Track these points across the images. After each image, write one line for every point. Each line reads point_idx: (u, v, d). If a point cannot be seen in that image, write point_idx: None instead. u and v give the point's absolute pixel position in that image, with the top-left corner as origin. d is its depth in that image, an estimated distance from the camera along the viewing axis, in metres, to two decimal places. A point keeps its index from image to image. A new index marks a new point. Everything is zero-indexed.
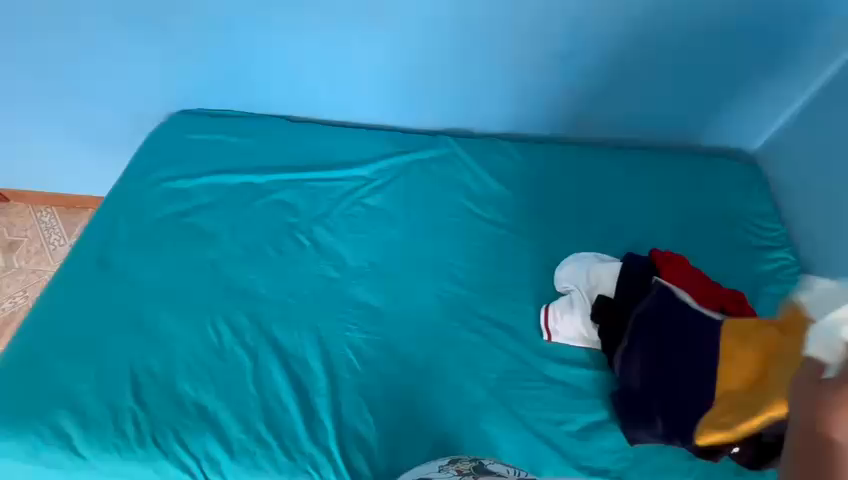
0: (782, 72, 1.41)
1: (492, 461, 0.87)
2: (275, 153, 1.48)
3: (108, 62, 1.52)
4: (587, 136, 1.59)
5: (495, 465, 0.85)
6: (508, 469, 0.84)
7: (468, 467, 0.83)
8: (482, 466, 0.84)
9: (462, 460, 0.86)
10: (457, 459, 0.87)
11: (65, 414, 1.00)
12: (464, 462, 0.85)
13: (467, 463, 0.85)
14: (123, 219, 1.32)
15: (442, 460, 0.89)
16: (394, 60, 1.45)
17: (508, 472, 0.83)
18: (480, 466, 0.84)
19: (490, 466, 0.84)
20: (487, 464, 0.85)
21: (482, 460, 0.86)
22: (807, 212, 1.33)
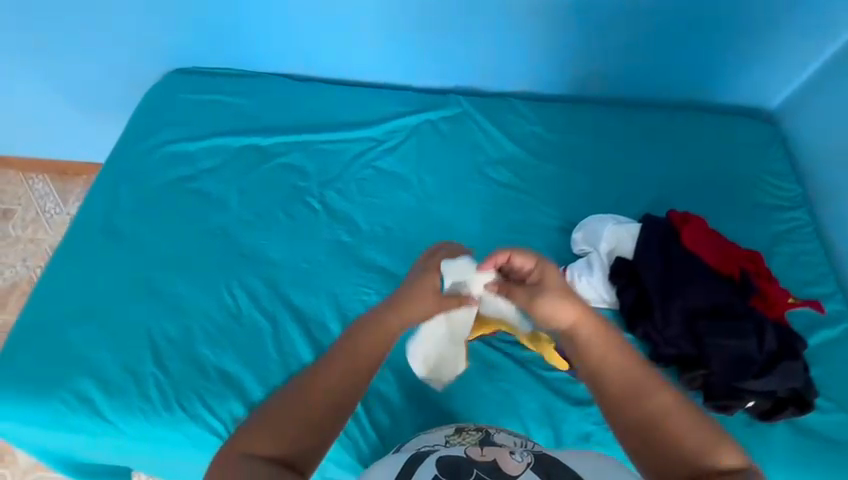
0: (811, 23, 1.33)
1: (500, 432, 0.85)
2: (279, 115, 1.42)
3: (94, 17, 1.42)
4: (602, 94, 1.52)
5: (502, 438, 0.82)
6: (515, 442, 0.81)
7: (474, 439, 0.81)
8: (488, 437, 0.82)
9: (468, 431, 0.86)
10: (463, 429, 0.87)
11: (88, 380, 1.01)
12: (470, 434, 0.84)
13: (473, 434, 0.84)
14: (126, 184, 1.27)
15: (447, 428, 0.89)
16: (402, 13, 1.36)
17: (515, 443, 0.81)
18: (486, 438, 0.82)
19: (496, 438, 0.82)
20: (493, 437, 0.82)
21: (489, 431, 0.85)
22: (824, 172, 1.31)
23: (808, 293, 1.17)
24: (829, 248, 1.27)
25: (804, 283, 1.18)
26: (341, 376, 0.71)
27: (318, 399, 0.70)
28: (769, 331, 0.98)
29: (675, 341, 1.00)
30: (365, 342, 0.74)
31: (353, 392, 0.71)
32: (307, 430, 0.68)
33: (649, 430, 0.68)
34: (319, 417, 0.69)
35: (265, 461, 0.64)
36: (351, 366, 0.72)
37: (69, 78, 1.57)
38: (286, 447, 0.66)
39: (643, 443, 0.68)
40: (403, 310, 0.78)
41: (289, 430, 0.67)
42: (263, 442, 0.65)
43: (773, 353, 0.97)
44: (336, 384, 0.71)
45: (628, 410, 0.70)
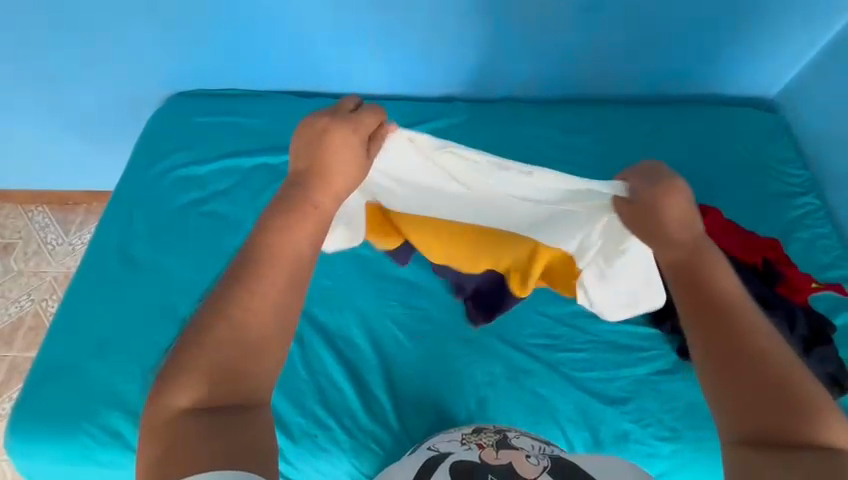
0: (811, 13, 1.34)
1: (519, 434, 0.81)
2: (287, 132, 1.41)
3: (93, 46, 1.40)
4: (606, 93, 1.53)
5: (521, 440, 0.78)
6: (534, 445, 0.77)
7: (491, 441, 0.78)
8: (506, 440, 0.78)
9: (486, 432, 0.82)
10: (482, 430, 0.84)
11: (116, 413, 0.99)
12: (488, 435, 0.81)
13: (490, 436, 0.80)
14: (138, 211, 1.26)
15: (466, 429, 0.87)
16: (404, 24, 1.36)
17: (534, 447, 0.77)
18: (503, 440, 0.78)
19: (515, 441, 0.78)
20: (511, 439, 0.78)
21: (508, 433, 0.81)
22: (832, 156, 1.34)
23: (828, 276, 1.18)
24: (843, 231, 1.29)
25: (823, 267, 1.20)
26: (272, 289, 0.52)
27: (244, 325, 0.50)
28: (799, 318, 0.99)
29: None
30: (290, 232, 0.54)
31: (286, 299, 0.52)
32: (239, 368, 0.49)
33: (741, 369, 0.51)
34: (252, 348, 0.50)
35: (204, 414, 0.48)
36: (282, 268, 0.53)
37: (67, 107, 1.55)
38: (222, 394, 0.49)
39: (724, 387, 0.51)
40: (327, 187, 0.57)
41: (221, 374, 0.49)
42: (188, 392, 0.49)
43: (805, 339, 0.98)
44: (268, 287, 0.51)
45: (720, 344, 0.52)
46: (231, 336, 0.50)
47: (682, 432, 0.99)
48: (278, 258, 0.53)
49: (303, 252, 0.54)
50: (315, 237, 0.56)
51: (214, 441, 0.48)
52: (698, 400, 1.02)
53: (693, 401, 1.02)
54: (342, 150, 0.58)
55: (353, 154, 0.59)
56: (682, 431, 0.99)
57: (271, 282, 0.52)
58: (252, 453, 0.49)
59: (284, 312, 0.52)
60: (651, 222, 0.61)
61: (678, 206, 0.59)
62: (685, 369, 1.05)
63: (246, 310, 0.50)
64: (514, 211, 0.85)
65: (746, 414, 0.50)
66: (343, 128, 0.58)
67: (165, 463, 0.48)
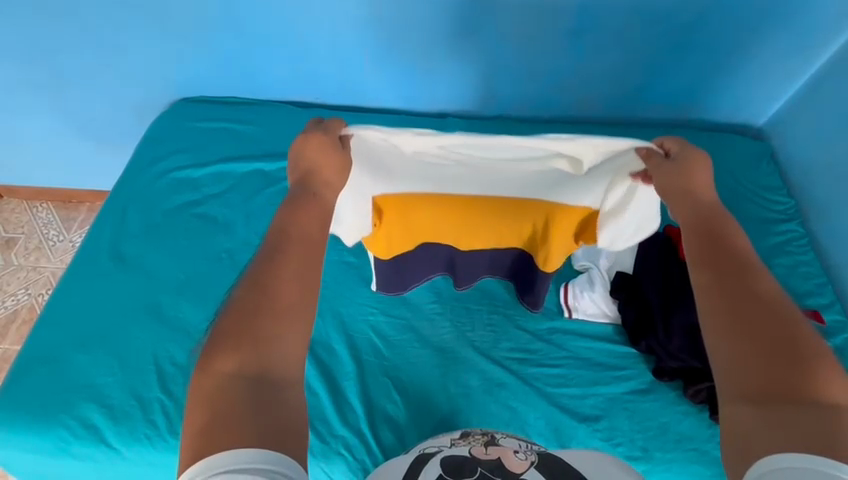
0: (796, 45, 1.37)
1: (504, 435, 0.85)
2: (282, 140, 1.46)
3: (101, 52, 1.46)
4: (596, 115, 1.57)
5: (507, 440, 0.82)
6: (520, 444, 0.81)
7: (480, 442, 0.81)
8: (494, 440, 0.82)
9: (473, 434, 0.85)
10: (470, 433, 0.86)
11: (93, 407, 1.00)
12: (476, 437, 0.84)
13: (478, 438, 0.83)
14: (133, 210, 1.29)
15: (452, 433, 0.88)
16: (399, 42, 1.40)
17: (521, 446, 0.80)
18: (491, 441, 0.82)
19: (502, 440, 0.81)
20: (498, 440, 0.82)
21: (494, 435, 0.84)
22: (816, 185, 1.35)
23: (808, 304, 1.19)
24: (826, 258, 1.30)
25: (802, 294, 1.21)
26: (295, 262, 0.54)
27: (276, 295, 0.51)
28: None
29: (679, 355, 1.03)
30: (300, 219, 0.59)
31: (309, 274, 0.54)
32: (268, 334, 0.49)
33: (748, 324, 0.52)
34: (287, 318, 0.51)
35: (246, 383, 0.47)
36: (295, 240, 0.56)
37: (74, 109, 1.61)
38: (262, 361, 0.48)
39: (732, 338, 0.52)
40: (330, 181, 0.68)
41: (260, 340, 0.49)
42: (231, 357, 0.47)
43: None
44: (291, 256, 0.54)
45: (730, 289, 0.55)
46: (269, 303, 0.50)
47: (652, 453, 0.98)
48: (295, 237, 0.56)
49: (315, 229, 0.59)
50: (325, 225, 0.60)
51: (256, 413, 0.45)
52: (671, 422, 1.02)
53: (666, 423, 1.01)
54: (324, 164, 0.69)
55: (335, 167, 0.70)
56: (652, 452, 0.98)
57: (297, 251, 0.55)
58: (289, 428, 0.46)
59: (310, 285, 0.54)
60: (679, 191, 0.69)
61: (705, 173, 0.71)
62: (659, 390, 1.05)
63: (277, 281, 0.52)
64: (504, 174, 0.94)
65: (752, 367, 0.50)
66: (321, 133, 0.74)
67: (204, 442, 0.44)
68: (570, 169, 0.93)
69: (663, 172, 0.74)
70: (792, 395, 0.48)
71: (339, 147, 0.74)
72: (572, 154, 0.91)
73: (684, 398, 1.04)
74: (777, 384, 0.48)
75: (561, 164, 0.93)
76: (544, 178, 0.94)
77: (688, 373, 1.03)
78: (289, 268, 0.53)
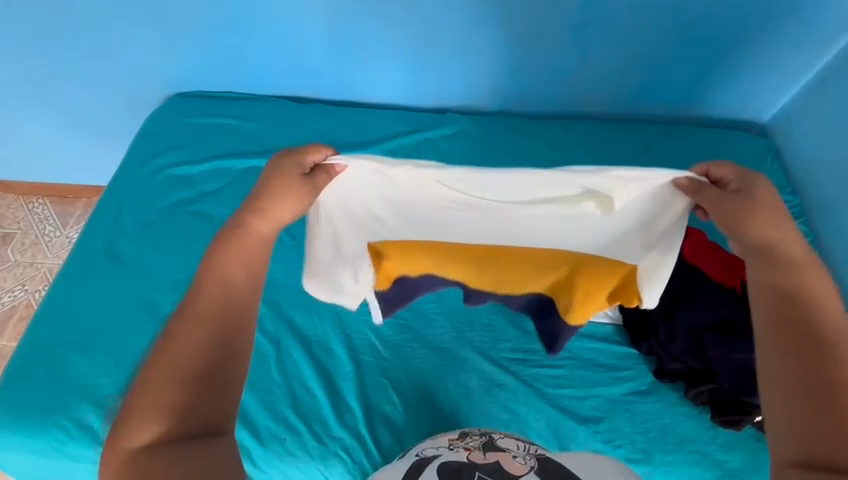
0: (803, 39, 1.34)
1: (503, 435, 0.84)
2: (279, 136, 1.43)
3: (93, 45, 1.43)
4: (598, 110, 1.54)
5: (505, 441, 0.81)
6: (518, 446, 0.79)
7: (478, 444, 0.80)
8: (492, 442, 0.80)
9: (471, 435, 0.84)
10: (468, 434, 0.84)
11: (89, 408, 0.99)
12: (474, 438, 0.82)
13: (476, 439, 0.82)
14: (128, 208, 1.28)
15: (450, 433, 0.87)
16: (398, 36, 1.37)
17: (519, 447, 0.79)
18: (489, 442, 0.80)
19: (500, 442, 0.80)
20: (496, 441, 0.81)
21: (492, 435, 0.83)
22: (821, 183, 1.33)
23: None
24: (830, 258, 1.29)
25: None
26: (201, 314, 0.57)
27: (182, 353, 0.55)
28: None
29: (680, 357, 1.02)
30: (216, 266, 0.60)
31: (214, 324, 0.57)
32: (199, 387, 0.53)
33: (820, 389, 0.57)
34: (204, 371, 0.54)
35: (168, 442, 0.51)
36: (211, 290, 0.59)
37: (68, 104, 1.58)
38: (179, 419, 0.52)
39: (800, 403, 0.57)
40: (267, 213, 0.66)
41: (180, 399, 0.52)
42: (147, 427, 0.51)
43: None
44: (203, 307, 0.58)
45: (791, 357, 0.59)
46: (177, 361, 0.54)
47: (653, 455, 0.98)
48: (211, 287, 0.59)
49: (234, 279, 0.61)
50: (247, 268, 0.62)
51: (177, 466, 0.50)
52: (672, 423, 1.01)
53: (667, 424, 1.01)
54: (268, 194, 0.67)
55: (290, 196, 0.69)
56: (653, 454, 0.98)
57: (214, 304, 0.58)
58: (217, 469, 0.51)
59: (221, 336, 0.57)
60: (754, 234, 0.67)
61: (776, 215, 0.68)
62: (660, 391, 1.04)
63: (177, 342, 0.55)
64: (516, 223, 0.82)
65: (803, 428, 0.56)
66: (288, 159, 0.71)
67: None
68: (598, 208, 0.78)
69: (717, 199, 0.71)
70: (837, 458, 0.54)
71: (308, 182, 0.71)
72: (600, 190, 0.76)
73: (686, 399, 1.03)
74: (827, 447, 0.55)
75: (588, 208, 0.78)
76: (572, 218, 0.80)
77: (689, 375, 1.02)
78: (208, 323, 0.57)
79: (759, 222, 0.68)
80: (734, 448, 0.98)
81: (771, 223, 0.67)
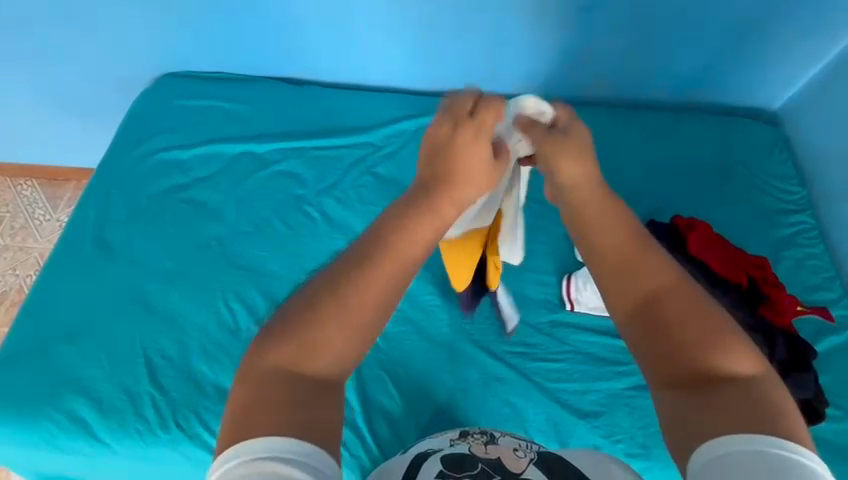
0: (819, 25, 1.30)
1: (504, 434, 0.82)
2: (274, 120, 1.38)
3: (78, 20, 1.36)
4: (605, 97, 1.49)
5: (507, 439, 0.79)
6: (520, 444, 0.78)
7: (480, 442, 0.78)
8: (494, 440, 0.79)
9: (472, 434, 0.82)
10: (468, 433, 0.83)
11: (81, 400, 0.97)
12: (476, 437, 0.81)
13: (478, 437, 0.80)
14: (118, 194, 1.23)
15: (450, 432, 0.86)
16: (398, 16, 1.31)
17: (522, 445, 0.77)
18: (491, 441, 0.79)
19: (502, 440, 0.78)
20: (498, 439, 0.79)
21: (494, 434, 0.82)
22: (831, 174, 1.30)
23: (815, 299, 1.16)
24: (836, 252, 1.27)
25: (810, 288, 1.18)
26: (383, 271, 0.49)
27: (356, 303, 0.47)
28: (779, 342, 0.96)
29: None
30: (410, 230, 0.51)
31: (394, 294, 0.49)
32: (326, 339, 0.46)
33: (650, 304, 0.51)
34: (339, 320, 0.47)
35: (293, 381, 0.45)
36: (386, 253, 0.49)
37: (52, 83, 1.51)
38: (308, 363, 0.46)
39: (646, 331, 0.50)
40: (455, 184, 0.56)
41: (309, 342, 0.46)
42: (289, 348, 0.45)
43: (784, 363, 0.95)
44: (376, 266, 0.49)
45: (621, 286, 0.53)
46: (344, 307, 0.47)
47: (652, 450, 0.97)
48: (390, 241, 0.50)
49: (414, 241, 0.51)
50: (433, 243, 0.53)
51: (294, 410, 0.43)
52: None
53: None
54: (468, 154, 0.57)
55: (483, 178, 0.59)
56: (652, 449, 0.97)
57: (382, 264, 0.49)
58: (327, 429, 0.44)
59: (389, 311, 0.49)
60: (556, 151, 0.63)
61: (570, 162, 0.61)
62: None
63: (365, 288, 0.48)
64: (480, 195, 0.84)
65: (661, 355, 0.48)
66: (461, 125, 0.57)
67: (237, 429, 0.43)
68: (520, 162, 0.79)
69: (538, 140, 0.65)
70: (700, 375, 0.47)
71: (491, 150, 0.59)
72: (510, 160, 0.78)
73: None
74: (685, 367, 0.47)
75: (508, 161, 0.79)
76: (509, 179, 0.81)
77: None
78: (369, 278, 0.48)
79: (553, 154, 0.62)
80: None
81: (557, 150, 0.62)
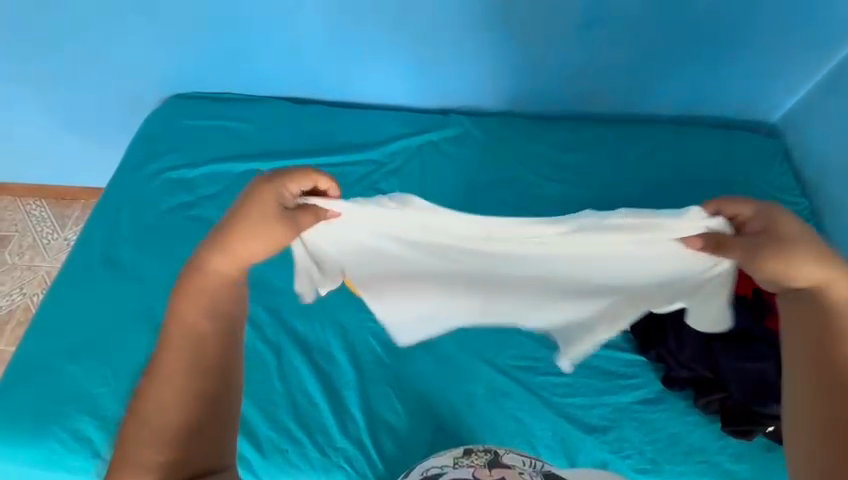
0: (811, 39, 1.33)
1: (507, 449, 0.82)
2: (279, 138, 1.41)
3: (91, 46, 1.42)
4: (604, 112, 1.51)
5: (511, 456, 0.79)
6: (523, 462, 0.79)
7: (483, 462, 0.78)
8: (497, 459, 0.79)
9: (476, 451, 0.81)
10: (472, 449, 0.82)
11: (86, 418, 0.97)
12: (479, 455, 0.80)
13: (481, 456, 0.80)
14: (126, 213, 1.26)
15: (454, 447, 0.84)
16: (400, 36, 1.35)
17: (524, 464, 0.78)
18: (495, 461, 0.79)
19: (506, 459, 0.79)
20: (502, 458, 0.80)
21: (497, 450, 0.81)
22: (832, 185, 1.31)
23: None
24: None
25: None
26: (169, 373, 0.59)
27: (158, 420, 0.57)
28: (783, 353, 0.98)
29: (688, 364, 0.99)
30: (183, 317, 0.61)
31: (186, 379, 0.59)
32: (165, 450, 0.57)
33: (836, 404, 0.63)
34: (166, 430, 0.57)
35: None
36: (176, 350, 0.60)
37: (64, 105, 1.56)
38: (168, 471, 0.56)
39: (824, 422, 0.63)
40: (229, 250, 0.63)
41: (154, 459, 0.57)
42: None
43: None
44: (169, 368, 0.59)
45: (814, 375, 0.65)
46: (146, 429, 0.57)
47: (662, 465, 0.95)
48: (171, 345, 0.60)
49: (190, 330, 0.60)
50: (211, 320, 0.61)
51: None
52: (682, 433, 0.98)
53: (676, 434, 0.98)
54: (251, 233, 0.63)
55: (266, 232, 0.64)
56: (663, 465, 0.95)
57: (175, 370, 0.59)
58: None
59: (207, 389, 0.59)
60: (775, 250, 0.69)
61: (791, 226, 0.70)
62: (670, 399, 1.01)
63: (151, 400, 0.58)
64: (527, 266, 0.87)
65: (818, 442, 0.63)
66: (270, 204, 0.65)
67: None
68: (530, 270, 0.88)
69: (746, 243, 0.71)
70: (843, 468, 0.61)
71: (288, 218, 0.66)
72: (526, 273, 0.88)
73: (696, 409, 0.99)
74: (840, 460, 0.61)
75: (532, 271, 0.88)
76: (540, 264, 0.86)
77: (699, 381, 0.99)
78: (168, 387, 0.58)
79: (786, 253, 0.68)
80: (745, 459, 0.95)
81: (792, 250, 0.68)
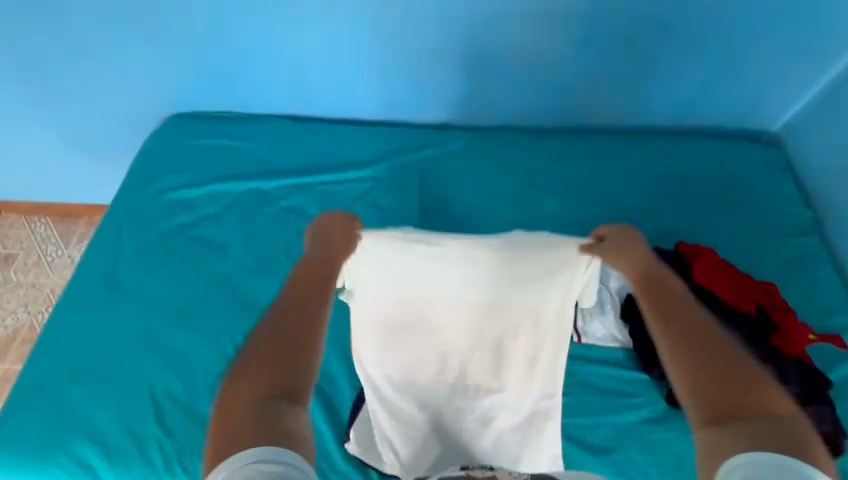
0: (809, 49, 1.33)
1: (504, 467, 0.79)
2: (279, 157, 1.41)
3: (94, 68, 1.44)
4: (603, 124, 1.51)
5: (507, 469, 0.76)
6: None
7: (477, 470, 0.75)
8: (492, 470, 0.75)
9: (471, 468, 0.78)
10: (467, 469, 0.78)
11: (88, 443, 0.97)
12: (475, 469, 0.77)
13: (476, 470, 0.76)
14: (127, 233, 1.26)
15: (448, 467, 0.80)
16: (398, 53, 1.36)
17: None
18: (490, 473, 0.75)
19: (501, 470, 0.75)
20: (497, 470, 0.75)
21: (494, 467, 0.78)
22: (836, 196, 1.30)
23: (829, 324, 1.14)
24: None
25: (823, 313, 1.15)
26: (299, 297, 0.61)
27: (287, 331, 0.57)
28: (792, 373, 0.94)
29: None
30: (316, 267, 0.66)
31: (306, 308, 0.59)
32: (280, 364, 0.55)
33: (703, 345, 0.56)
34: (288, 345, 0.56)
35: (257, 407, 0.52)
36: (303, 286, 0.62)
37: (68, 125, 1.58)
38: (279, 386, 0.53)
39: (690, 375, 0.54)
40: (335, 244, 0.73)
41: (275, 368, 0.54)
42: (249, 385, 0.53)
43: (798, 395, 0.94)
44: (301, 292, 0.62)
45: (676, 331, 0.57)
46: (275, 338, 0.56)
47: None
48: (302, 281, 0.63)
49: (324, 277, 0.65)
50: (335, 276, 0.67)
51: (255, 421, 0.51)
52: (687, 453, 0.97)
53: (681, 453, 0.97)
54: (345, 234, 0.76)
55: (351, 237, 0.77)
56: None
57: (299, 296, 0.61)
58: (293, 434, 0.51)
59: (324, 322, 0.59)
60: (616, 254, 0.72)
61: (634, 248, 0.71)
62: (674, 419, 1.00)
63: (293, 313, 0.59)
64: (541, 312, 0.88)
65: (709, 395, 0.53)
66: (337, 215, 0.77)
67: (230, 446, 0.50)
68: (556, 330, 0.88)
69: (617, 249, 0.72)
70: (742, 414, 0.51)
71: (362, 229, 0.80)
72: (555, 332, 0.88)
73: None
74: (734, 405, 0.52)
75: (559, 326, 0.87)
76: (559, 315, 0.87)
77: None
78: (301, 306, 0.59)
79: (625, 260, 0.70)
80: None
81: (626, 258, 0.70)
